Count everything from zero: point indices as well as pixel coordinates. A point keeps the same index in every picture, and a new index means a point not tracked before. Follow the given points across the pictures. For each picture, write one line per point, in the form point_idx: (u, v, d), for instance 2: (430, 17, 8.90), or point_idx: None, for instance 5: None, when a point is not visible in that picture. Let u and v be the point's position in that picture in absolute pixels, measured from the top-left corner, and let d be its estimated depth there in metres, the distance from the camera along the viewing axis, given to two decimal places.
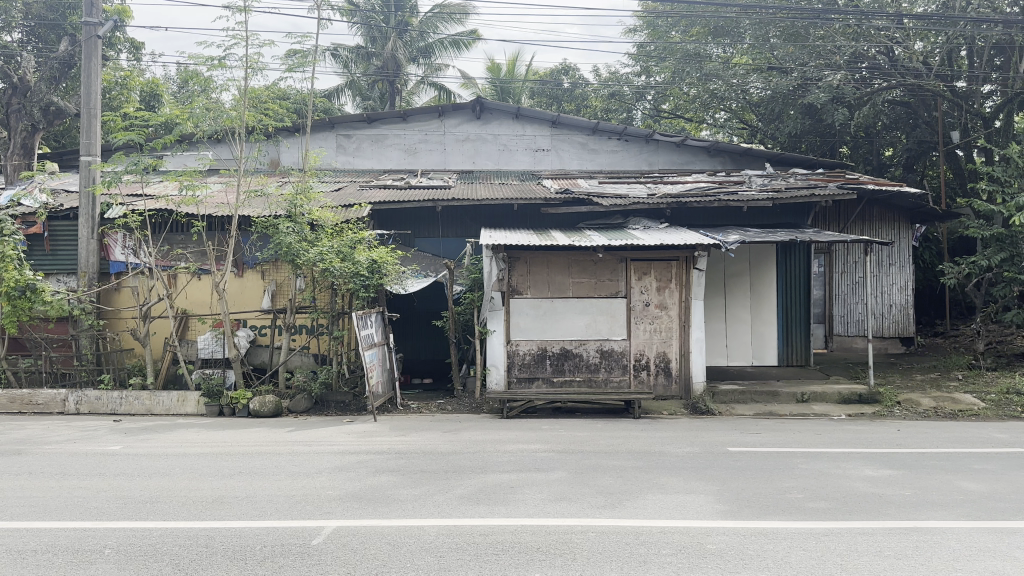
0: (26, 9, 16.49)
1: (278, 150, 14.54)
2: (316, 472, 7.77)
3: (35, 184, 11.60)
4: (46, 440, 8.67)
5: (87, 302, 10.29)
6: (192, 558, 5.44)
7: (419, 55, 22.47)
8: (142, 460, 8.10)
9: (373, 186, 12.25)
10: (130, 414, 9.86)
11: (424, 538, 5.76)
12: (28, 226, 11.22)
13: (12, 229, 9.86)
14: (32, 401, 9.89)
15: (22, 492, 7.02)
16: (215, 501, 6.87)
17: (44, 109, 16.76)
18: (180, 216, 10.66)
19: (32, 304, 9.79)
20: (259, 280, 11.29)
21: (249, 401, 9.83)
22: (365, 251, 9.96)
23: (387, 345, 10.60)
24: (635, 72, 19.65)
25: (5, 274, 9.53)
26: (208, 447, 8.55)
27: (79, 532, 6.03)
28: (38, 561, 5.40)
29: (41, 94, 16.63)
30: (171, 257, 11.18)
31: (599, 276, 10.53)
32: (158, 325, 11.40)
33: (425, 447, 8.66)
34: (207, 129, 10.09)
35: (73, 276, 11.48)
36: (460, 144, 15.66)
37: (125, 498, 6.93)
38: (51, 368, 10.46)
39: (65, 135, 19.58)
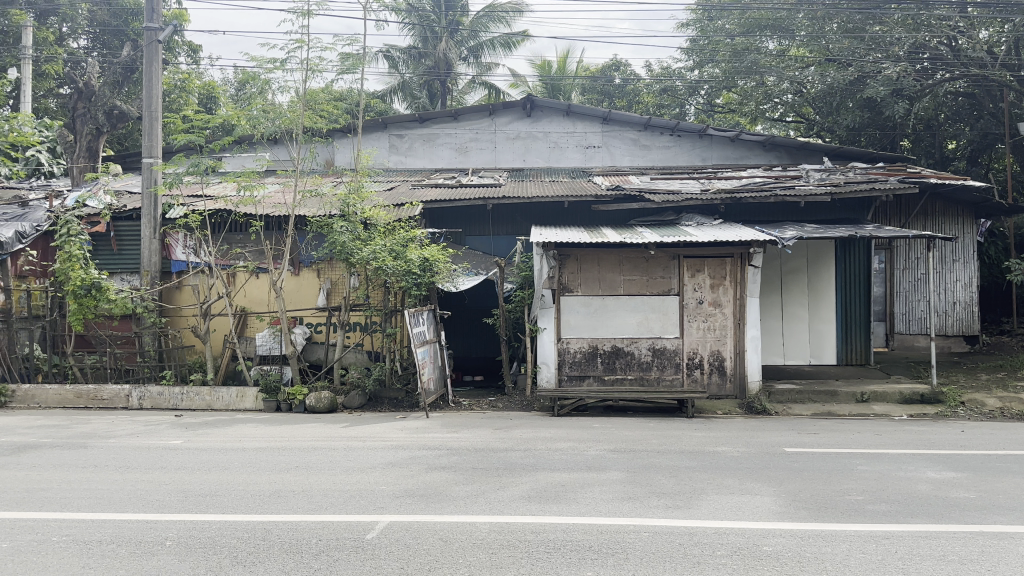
0: (93, 17, 17.99)
1: (332, 151, 14.77)
2: (369, 468, 7.85)
3: (100, 186, 11.94)
4: (111, 434, 8.94)
5: (149, 300, 10.57)
6: (249, 551, 5.54)
7: (470, 54, 22.54)
8: (201, 454, 8.28)
9: (423, 185, 12.34)
10: (191, 409, 10.10)
11: (475, 535, 5.77)
12: (93, 225, 11.55)
13: (78, 229, 10.21)
14: (97, 396, 10.21)
15: (89, 485, 7.25)
16: (272, 495, 7.00)
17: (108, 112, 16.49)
18: (239, 216, 10.88)
19: (97, 303, 10.06)
20: (314, 279, 11.47)
21: (306, 397, 9.97)
22: (417, 249, 10.03)
23: (438, 343, 10.66)
24: (688, 66, 19.44)
25: (72, 273, 9.87)
26: (264, 442, 8.71)
27: (140, 524, 6.19)
28: (103, 552, 5.57)
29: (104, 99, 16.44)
30: (230, 256, 11.43)
31: (651, 273, 10.43)
32: (218, 323, 11.66)
33: (476, 444, 8.68)
34: (265, 130, 10.31)
35: (136, 275, 11.79)
36: (510, 142, 15.67)
37: (185, 491, 7.11)
38: (115, 364, 10.77)
39: (127, 138, 20.24)
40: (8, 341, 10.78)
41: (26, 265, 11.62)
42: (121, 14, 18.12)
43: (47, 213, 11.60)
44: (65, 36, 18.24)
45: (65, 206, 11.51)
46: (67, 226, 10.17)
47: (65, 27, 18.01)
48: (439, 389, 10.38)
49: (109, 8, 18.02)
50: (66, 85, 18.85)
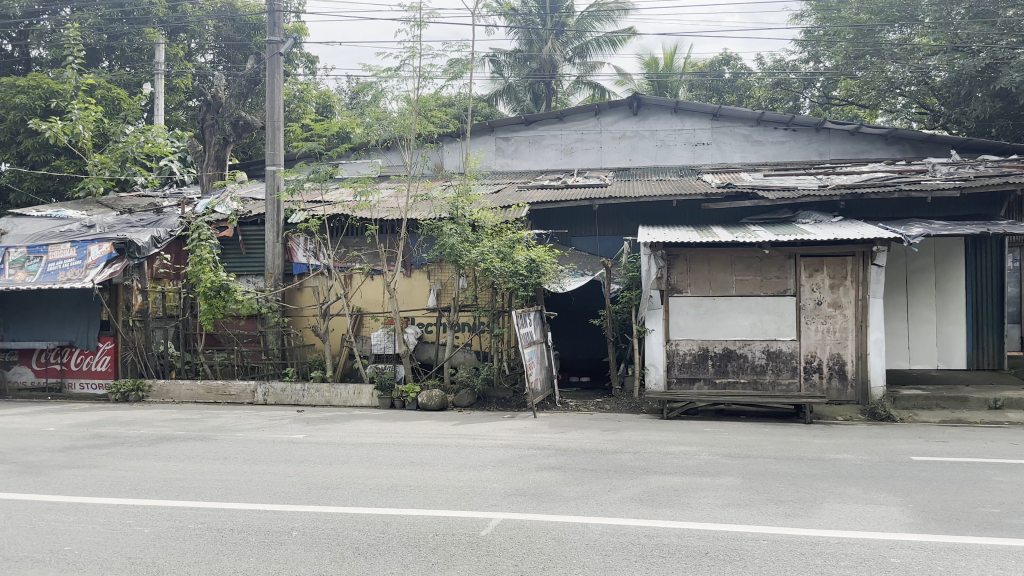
0: (218, 32, 20.04)
1: (441, 155, 15.12)
2: (480, 466, 7.98)
3: (228, 194, 12.64)
4: (239, 428, 9.45)
5: (273, 301, 11.03)
6: (370, 543, 5.74)
7: (575, 55, 22.46)
8: (322, 448, 8.63)
9: (531, 186, 12.45)
10: (312, 405, 10.53)
11: (588, 536, 5.78)
12: (222, 231, 12.24)
13: (208, 235, 11.04)
14: (225, 391, 10.81)
15: (220, 475, 7.69)
16: (388, 489, 7.21)
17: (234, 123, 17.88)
18: (355, 221, 11.28)
19: (226, 304, 10.63)
20: (425, 280, 11.74)
21: (418, 394, 10.26)
22: (523, 250, 10.12)
23: (546, 344, 10.74)
24: (802, 58, 18.84)
25: (203, 275, 10.55)
26: (379, 438, 8.99)
27: (267, 514, 6.51)
28: (236, 539, 5.89)
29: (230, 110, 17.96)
30: (348, 258, 11.85)
31: (765, 273, 10.15)
32: (336, 322, 12.11)
33: (585, 445, 8.69)
34: (378, 136, 10.67)
35: (261, 277, 12.40)
36: (617, 142, 15.59)
37: (308, 483, 7.42)
38: (242, 361, 11.38)
39: (251, 147, 21.26)
40: (145, 338, 11.55)
41: (162, 268, 12.43)
42: (243, 29, 20.24)
43: (181, 219, 12.44)
44: (194, 51, 20.08)
45: (197, 213, 12.26)
46: (198, 231, 11.01)
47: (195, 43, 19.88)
48: (544, 389, 10.42)
49: (235, 23, 19.97)
50: (196, 98, 20.51)
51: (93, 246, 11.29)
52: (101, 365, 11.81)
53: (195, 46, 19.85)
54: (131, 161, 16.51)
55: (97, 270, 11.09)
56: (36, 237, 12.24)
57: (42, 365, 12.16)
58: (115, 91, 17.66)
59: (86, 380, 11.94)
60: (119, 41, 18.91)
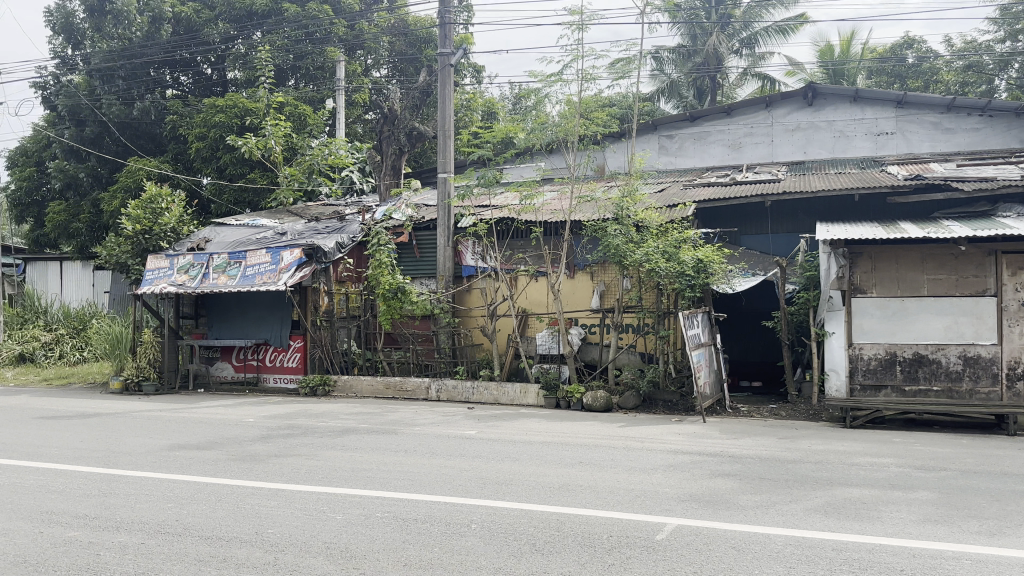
0: (392, 45, 22.44)
1: (606, 156, 15.19)
2: (651, 469, 7.86)
3: (404, 201, 13.37)
4: (415, 423, 9.92)
5: (445, 301, 11.58)
6: (546, 540, 5.78)
7: (742, 46, 22.23)
8: (493, 445, 8.85)
9: (697, 184, 12.19)
10: (482, 402, 10.84)
11: (769, 546, 5.52)
12: (397, 236, 12.91)
13: (387, 239, 11.89)
14: (403, 388, 11.38)
15: (401, 466, 8.06)
16: (560, 488, 7.26)
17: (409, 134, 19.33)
18: (520, 224, 11.56)
19: (403, 304, 11.36)
20: (588, 282, 11.80)
21: (583, 395, 10.28)
22: (690, 250, 9.86)
23: (715, 346, 10.50)
24: (998, 39, 17.58)
25: (382, 278, 11.33)
26: (549, 437, 9.10)
27: (446, 507, 6.71)
28: (419, 529, 6.11)
29: (405, 122, 19.30)
30: (513, 261, 12.14)
31: (961, 272, 9.35)
32: (502, 323, 12.41)
33: (761, 452, 8.35)
34: (542, 140, 10.90)
35: (433, 279, 12.90)
36: (789, 134, 14.98)
37: (482, 478, 7.61)
38: (417, 359, 11.96)
39: (423, 155, 22.43)
40: (331, 337, 12.50)
41: (345, 271, 13.45)
42: (415, 43, 22.67)
43: (361, 226, 13.55)
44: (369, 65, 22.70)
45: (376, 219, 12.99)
46: (377, 236, 11.87)
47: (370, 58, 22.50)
48: (711, 391, 10.15)
49: (405, 36, 22.49)
50: (371, 110, 22.19)
51: (285, 252, 12.34)
52: (292, 360, 12.92)
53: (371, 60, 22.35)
54: (316, 171, 17.72)
55: (289, 274, 12.10)
56: (236, 243, 13.95)
57: (241, 361, 13.46)
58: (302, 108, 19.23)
59: (279, 375, 13.11)
60: (305, 60, 20.62)
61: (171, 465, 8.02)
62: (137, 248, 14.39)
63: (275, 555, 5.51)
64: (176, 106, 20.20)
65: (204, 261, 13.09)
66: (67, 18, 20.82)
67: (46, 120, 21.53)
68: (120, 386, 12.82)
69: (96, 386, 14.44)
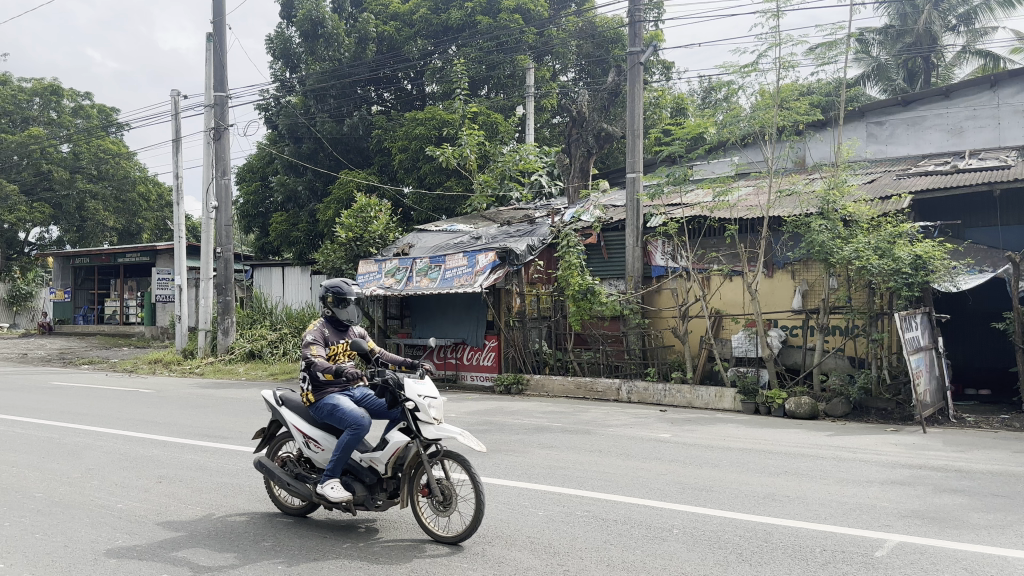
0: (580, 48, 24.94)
1: (809, 147, 14.85)
2: (865, 481, 7.32)
3: (592, 202, 14.35)
4: (609, 423, 10.07)
5: (635, 303, 11.99)
6: (753, 550, 5.53)
7: (961, 24, 22.08)
8: (690, 449, 8.69)
9: (912, 173, 11.35)
10: (674, 405, 11.12)
11: (1012, 571, 4.94)
12: (586, 238, 14.06)
13: (574, 242, 12.82)
14: (593, 388, 12.06)
15: (598, 467, 8.10)
16: (764, 497, 6.94)
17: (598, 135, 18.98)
18: (715, 221, 11.89)
19: (592, 305, 12.10)
20: (790, 281, 11.68)
21: (785, 401, 9.96)
22: (907, 246, 9.15)
23: (936, 349, 9.63)
24: None
25: (571, 280, 12.22)
26: (749, 443, 8.78)
27: (647, 509, 6.63)
28: (620, 531, 6.05)
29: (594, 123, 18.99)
30: (706, 260, 12.36)
31: None
32: (696, 324, 12.52)
33: (995, 468, 7.53)
34: (737, 133, 10.90)
35: (620, 280, 13.59)
36: (1018, 116, 14.53)
37: (682, 483, 7.44)
38: (607, 361, 12.50)
39: (609, 158, 24.62)
40: (522, 337, 13.40)
41: (536, 273, 14.12)
42: (603, 45, 24.88)
43: (551, 227, 14.28)
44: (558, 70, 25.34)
45: (564, 220, 14.01)
46: (566, 240, 12.85)
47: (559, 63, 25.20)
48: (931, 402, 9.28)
49: (594, 39, 24.86)
50: (559, 114, 25.38)
51: (480, 255, 13.49)
52: (487, 359, 13.97)
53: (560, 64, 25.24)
54: (508, 178, 19.42)
55: (484, 276, 13.25)
56: (438, 248, 15.21)
57: (442, 359, 14.66)
58: (493, 115, 21.31)
59: (475, 373, 14.15)
60: (495, 69, 23.17)
61: None
62: (350, 253, 16.23)
63: (483, 546, 5.61)
64: (381, 121, 23.12)
65: (408, 265, 14.64)
66: (285, 43, 24.71)
67: (269, 138, 25.62)
68: None
69: None
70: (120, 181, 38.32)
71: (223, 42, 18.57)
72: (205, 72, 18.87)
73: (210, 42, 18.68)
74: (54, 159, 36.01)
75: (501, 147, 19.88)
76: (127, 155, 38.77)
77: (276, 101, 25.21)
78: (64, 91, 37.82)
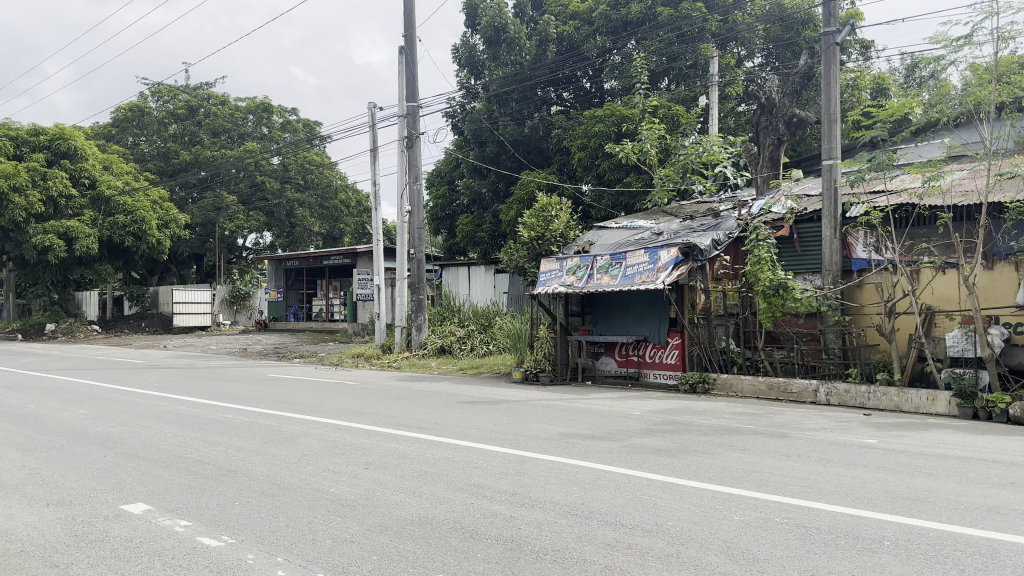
0: (766, 36, 25.33)
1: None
2: None
3: (783, 193, 14.16)
4: (805, 427, 9.68)
5: (832, 299, 12.10)
6: (982, 568, 4.94)
7: None
8: (899, 457, 8.05)
9: None
10: (880, 408, 10.71)
11: None
12: (778, 229, 13.89)
13: (764, 235, 12.60)
14: (788, 389, 11.84)
15: (794, 471, 7.66)
16: (992, 511, 6.21)
17: (788, 121, 19.21)
18: (925, 209, 11.53)
19: (785, 301, 12.01)
20: (1013, 274, 10.97)
21: (1010, 405, 9.49)
22: None
23: None
24: None
25: (762, 275, 12.18)
26: (969, 453, 8.00)
27: (856, 519, 6.07)
28: (823, 539, 5.60)
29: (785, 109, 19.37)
30: (914, 251, 11.93)
31: None
32: (903, 322, 12.13)
33: None
34: (951, 113, 10.18)
35: (817, 274, 13.68)
36: None
37: (892, 493, 6.82)
38: (802, 360, 12.42)
39: (801, 144, 23.94)
40: (708, 335, 13.50)
41: (721, 269, 14.21)
42: (793, 28, 25.00)
43: (737, 221, 14.09)
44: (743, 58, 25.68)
45: (753, 214, 14.01)
46: (756, 232, 12.67)
47: (744, 51, 25.44)
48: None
49: (781, 24, 25.04)
50: (744, 103, 26.08)
51: (663, 251, 13.47)
52: (671, 357, 14.08)
53: (744, 53, 25.65)
54: (690, 171, 18.84)
55: (666, 272, 13.16)
56: (619, 244, 15.18)
57: (624, 356, 15.00)
58: (674, 108, 22.79)
59: (658, 371, 14.34)
60: (678, 61, 24.53)
61: (570, 452, 8.64)
62: (533, 251, 16.81)
63: (679, 548, 5.42)
64: (560, 121, 25.35)
65: (588, 262, 14.88)
66: (470, 52, 27.40)
67: (456, 146, 28.47)
68: (521, 375, 15.21)
69: (501, 375, 16.62)
70: (323, 189, 42.57)
71: (414, 54, 19.64)
72: (397, 84, 20.09)
73: (402, 55, 19.82)
74: (267, 171, 40.17)
75: (683, 141, 20.20)
76: (327, 165, 42.63)
77: (462, 108, 27.85)
78: (275, 108, 42.53)
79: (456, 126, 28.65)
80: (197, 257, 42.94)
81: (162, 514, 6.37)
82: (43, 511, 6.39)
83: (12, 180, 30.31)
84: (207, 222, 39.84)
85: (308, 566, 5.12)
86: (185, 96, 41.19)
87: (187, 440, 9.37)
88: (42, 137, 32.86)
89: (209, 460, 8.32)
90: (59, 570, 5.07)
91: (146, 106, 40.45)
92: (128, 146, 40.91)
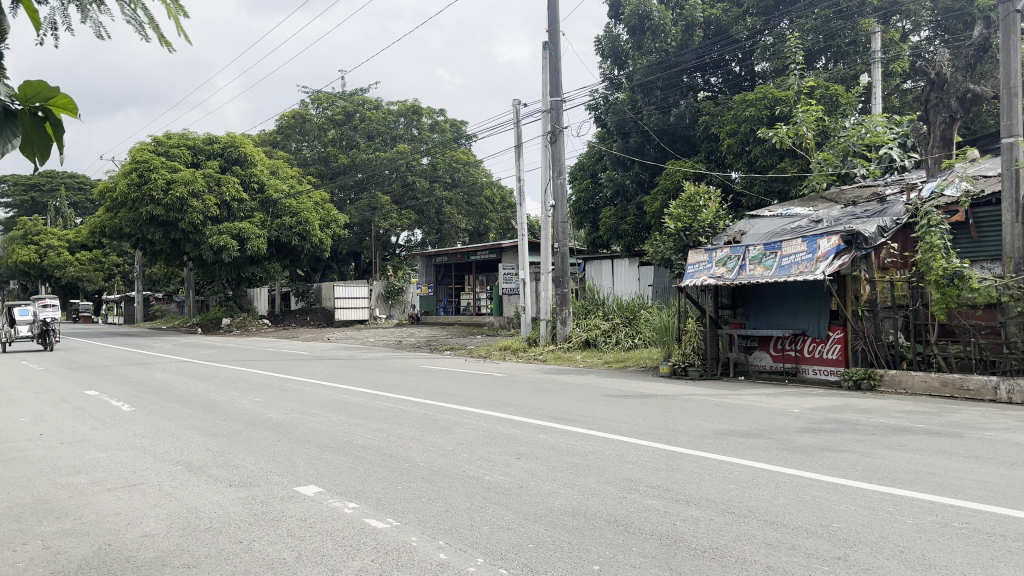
0: (934, 8, 23.86)
1: None
2: None
3: (956, 172, 13.32)
4: (987, 427, 8.89)
5: (1015, 289, 11.15)
6: None
7: None
8: None
9: None
10: None
11: None
12: (953, 214, 12.87)
13: (936, 220, 11.86)
14: (964, 386, 10.89)
15: (975, 474, 7.03)
16: None
17: (961, 98, 17.01)
18: None
19: (960, 291, 11.38)
20: None
21: None
22: None
23: None
24: None
25: (933, 263, 11.55)
26: None
27: None
28: (1013, 548, 5.08)
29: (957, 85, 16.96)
30: None
31: None
32: None
33: None
34: None
35: (996, 263, 12.55)
36: None
37: None
38: (981, 355, 11.41)
39: (976, 121, 22.15)
40: (874, 329, 12.69)
41: (888, 258, 13.33)
42: None
43: (905, 206, 13.28)
44: (908, 32, 24.35)
45: (922, 197, 13.14)
46: (927, 218, 11.96)
47: (909, 23, 23.96)
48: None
49: None
50: (911, 79, 24.45)
51: (822, 240, 12.86)
52: (832, 353, 13.32)
53: (911, 27, 24.16)
54: (852, 154, 17.96)
55: (826, 262, 12.56)
56: (773, 234, 14.59)
57: (779, 351, 14.39)
58: (831, 87, 21.59)
59: (818, 367, 13.62)
60: (835, 38, 23.38)
61: (724, 449, 8.38)
62: (679, 243, 16.36)
63: (847, 551, 5.10)
64: (709, 108, 24.62)
65: (740, 253, 14.42)
66: (614, 43, 27.24)
67: (600, 138, 28.40)
68: (669, 369, 15.04)
69: (649, 369, 16.38)
70: (470, 187, 43.72)
71: (557, 49, 19.77)
72: (540, 80, 20.29)
73: (546, 50, 19.96)
74: (418, 171, 41.84)
75: (843, 121, 18.83)
76: (473, 163, 43.88)
77: (605, 100, 27.80)
78: (424, 110, 44.23)
79: (599, 118, 28.61)
80: (355, 255, 45.44)
81: (332, 497, 6.79)
82: (229, 491, 7.00)
83: (194, 187, 33.35)
84: (363, 221, 42.05)
85: (466, 550, 5.27)
86: (342, 103, 43.65)
87: (350, 428, 9.93)
88: (219, 146, 35.95)
89: (370, 447, 8.77)
90: (244, 545, 5.48)
91: (307, 114, 43.26)
92: (292, 152, 43.96)
